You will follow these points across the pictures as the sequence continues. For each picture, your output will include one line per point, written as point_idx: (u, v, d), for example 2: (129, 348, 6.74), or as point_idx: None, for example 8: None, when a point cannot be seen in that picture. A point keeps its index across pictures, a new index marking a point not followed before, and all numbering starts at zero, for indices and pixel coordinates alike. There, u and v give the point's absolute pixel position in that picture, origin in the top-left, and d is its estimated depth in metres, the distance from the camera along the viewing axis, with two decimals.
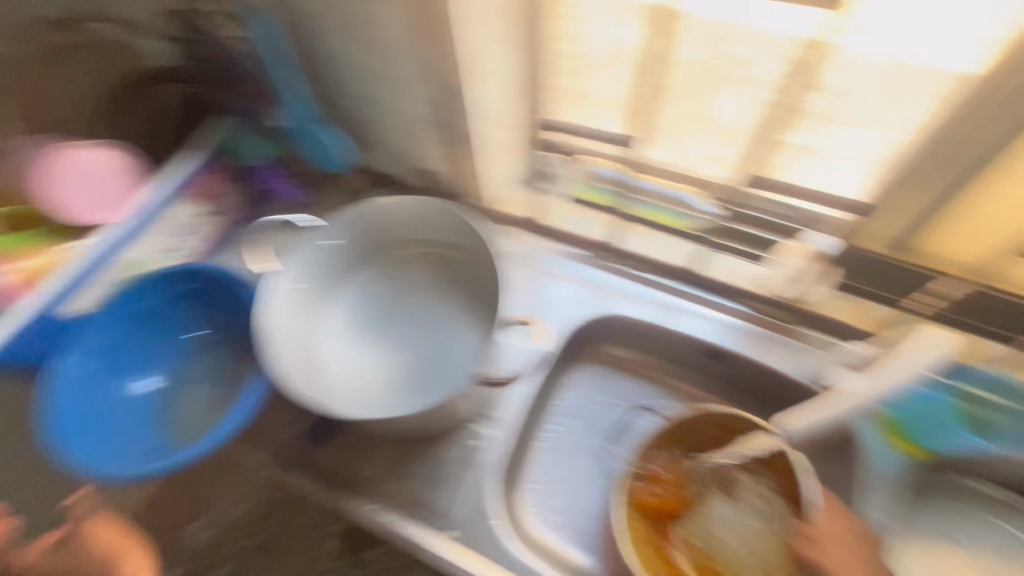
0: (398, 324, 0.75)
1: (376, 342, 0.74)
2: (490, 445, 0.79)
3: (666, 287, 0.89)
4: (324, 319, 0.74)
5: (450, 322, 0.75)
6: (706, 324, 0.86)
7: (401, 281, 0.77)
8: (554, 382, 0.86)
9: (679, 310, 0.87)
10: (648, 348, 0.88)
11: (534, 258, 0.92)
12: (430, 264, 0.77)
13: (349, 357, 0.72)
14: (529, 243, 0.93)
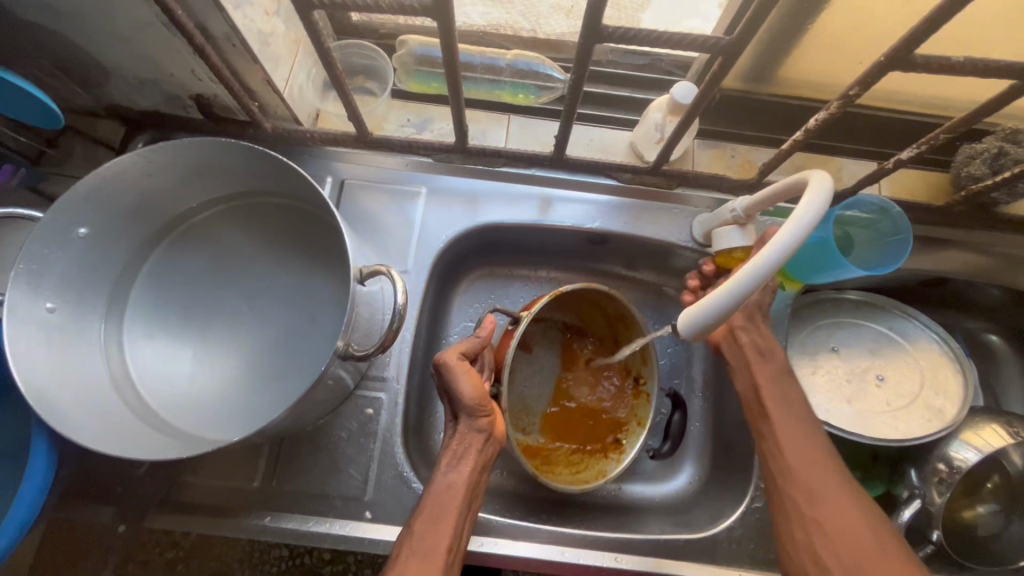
0: (231, 319, 0.70)
1: (220, 324, 0.70)
2: (381, 407, 0.72)
3: (541, 182, 0.81)
4: (144, 328, 0.69)
5: (305, 290, 0.71)
6: (584, 210, 0.80)
7: (217, 243, 0.72)
8: (445, 299, 0.86)
9: (551, 204, 0.81)
10: (529, 246, 0.86)
11: (388, 184, 0.81)
12: (266, 234, 0.72)
13: (189, 360, 0.69)
14: (375, 166, 0.81)
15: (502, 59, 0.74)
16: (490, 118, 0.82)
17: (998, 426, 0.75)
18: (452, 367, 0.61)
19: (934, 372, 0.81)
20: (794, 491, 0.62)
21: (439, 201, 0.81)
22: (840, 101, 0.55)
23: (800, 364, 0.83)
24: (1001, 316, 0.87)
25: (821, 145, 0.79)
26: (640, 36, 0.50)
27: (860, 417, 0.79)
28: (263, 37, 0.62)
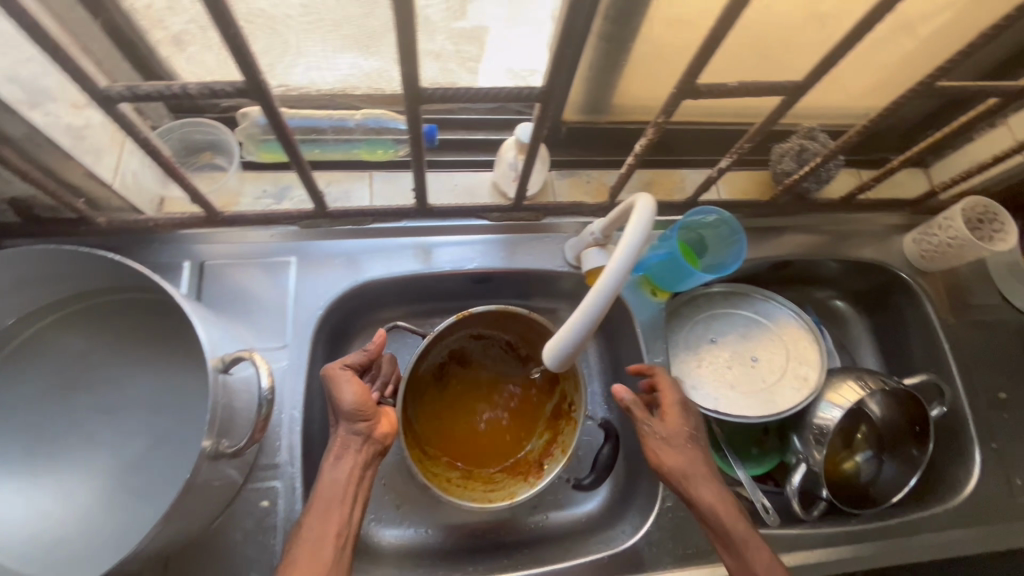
0: (86, 437, 0.63)
1: (73, 446, 0.62)
2: (278, 497, 0.67)
3: (413, 232, 0.82)
4: None
5: (170, 388, 0.66)
6: (459, 253, 0.82)
7: (55, 356, 0.64)
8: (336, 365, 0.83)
9: (425, 252, 0.82)
10: (415, 296, 0.86)
11: (254, 259, 0.77)
12: (117, 336, 0.66)
13: (36, 496, 0.60)
14: (235, 243, 0.77)
15: (351, 119, 0.75)
16: (351, 177, 0.82)
17: (852, 382, 0.85)
18: (332, 374, 0.62)
19: (800, 350, 0.90)
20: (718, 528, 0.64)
21: (310, 268, 0.79)
22: (652, 129, 0.62)
23: (684, 359, 0.91)
24: (840, 283, 1.00)
25: (662, 161, 0.87)
26: (460, 94, 0.53)
27: (736, 399, 0.87)
28: (75, 132, 0.59)
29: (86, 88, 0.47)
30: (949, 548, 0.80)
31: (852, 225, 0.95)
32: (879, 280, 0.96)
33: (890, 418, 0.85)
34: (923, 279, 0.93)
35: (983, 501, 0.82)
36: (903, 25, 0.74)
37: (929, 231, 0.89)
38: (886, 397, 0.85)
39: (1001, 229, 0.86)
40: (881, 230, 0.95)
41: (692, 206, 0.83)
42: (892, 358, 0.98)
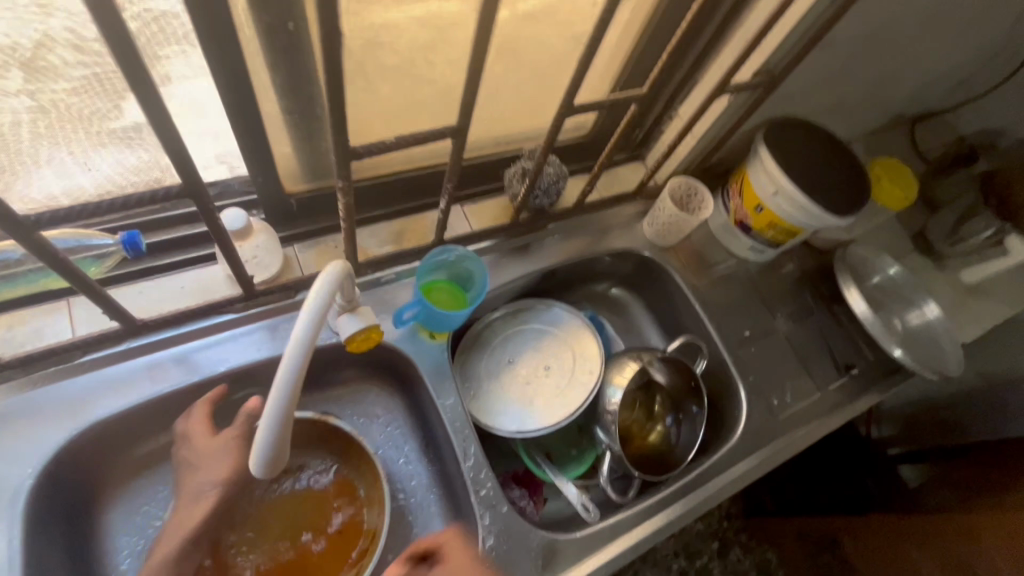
0: None
1: None
2: None
3: (143, 351, 0.72)
4: None
5: None
6: (206, 358, 0.74)
7: None
8: (88, 526, 0.71)
9: (171, 366, 0.73)
10: (172, 417, 0.76)
11: None
12: None
13: None
14: None
15: (16, 250, 0.63)
16: (48, 310, 0.70)
17: (633, 361, 0.93)
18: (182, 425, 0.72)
19: (580, 349, 0.97)
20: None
21: (15, 429, 0.66)
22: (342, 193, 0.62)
23: (486, 388, 0.93)
24: (609, 274, 1.11)
25: (409, 208, 0.89)
26: None
27: (538, 410, 0.91)
28: None
29: None
30: (741, 481, 0.91)
31: (598, 223, 1.06)
32: (635, 263, 1.08)
33: (672, 383, 0.97)
34: (666, 254, 1.07)
35: (754, 429, 0.95)
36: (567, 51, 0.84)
37: (654, 214, 1.02)
38: (660, 364, 0.95)
39: (700, 199, 1.03)
40: (623, 221, 1.07)
41: (438, 245, 0.85)
42: (667, 326, 1.10)
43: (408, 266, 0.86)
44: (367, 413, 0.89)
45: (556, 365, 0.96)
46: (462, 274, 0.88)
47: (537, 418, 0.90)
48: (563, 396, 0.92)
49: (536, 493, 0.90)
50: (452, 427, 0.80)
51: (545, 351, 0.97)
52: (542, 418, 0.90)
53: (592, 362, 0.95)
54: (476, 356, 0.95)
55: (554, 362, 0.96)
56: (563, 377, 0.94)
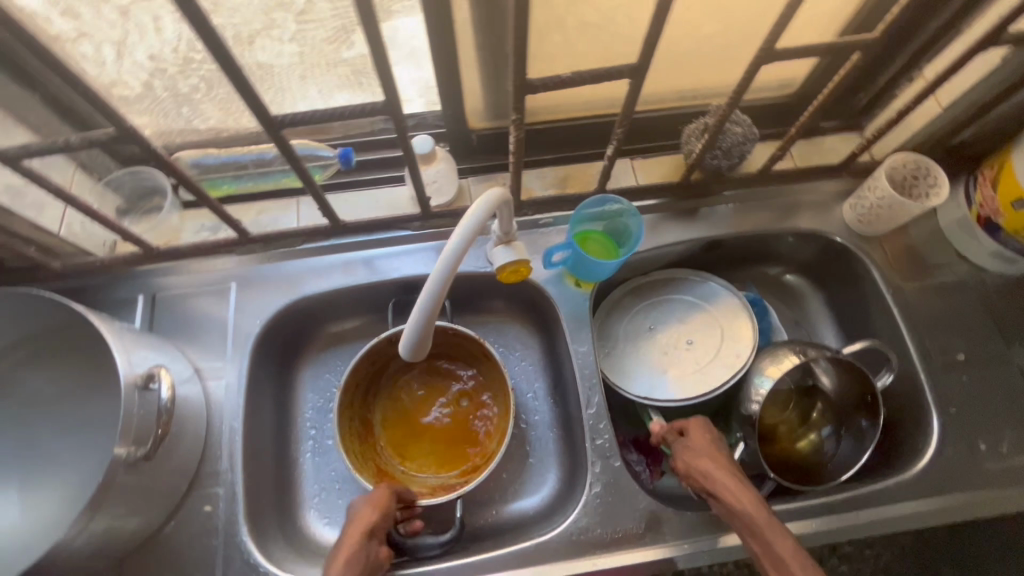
0: (50, 454, 0.71)
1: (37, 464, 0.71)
2: (218, 501, 0.73)
3: (340, 249, 0.87)
4: None
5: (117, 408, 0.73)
6: (384, 264, 0.87)
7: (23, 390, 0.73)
8: (289, 376, 0.90)
9: (359, 265, 0.87)
10: (353, 308, 0.91)
11: (206, 286, 0.85)
12: (68, 361, 0.74)
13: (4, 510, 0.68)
14: (191, 274, 0.85)
15: (269, 153, 0.81)
16: (285, 205, 0.89)
17: (793, 355, 0.83)
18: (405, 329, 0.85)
19: (732, 329, 0.89)
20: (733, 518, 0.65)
21: (253, 290, 0.85)
22: (516, 131, 0.64)
23: (622, 346, 0.91)
24: (787, 257, 0.98)
25: (578, 156, 0.90)
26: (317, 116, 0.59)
27: (673, 381, 0.87)
28: (12, 189, 0.67)
29: None
30: (908, 524, 0.76)
31: (787, 197, 0.93)
32: (824, 249, 0.93)
33: (840, 390, 0.83)
34: (868, 245, 0.90)
35: (943, 471, 0.77)
36: None
37: (861, 196, 0.85)
38: (825, 365, 0.83)
39: (935, 184, 0.82)
40: (818, 199, 0.92)
41: (597, 193, 0.84)
42: (850, 328, 0.94)
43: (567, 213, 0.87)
44: (507, 343, 0.95)
45: (702, 339, 0.90)
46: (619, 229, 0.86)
47: (671, 387, 0.86)
48: (704, 371, 0.86)
49: (655, 463, 0.88)
50: (580, 375, 0.82)
51: (692, 323, 0.92)
52: (676, 389, 0.86)
53: (743, 345, 0.88)
54: (619, 313, 0.94)
55: (700, 336, 0.90)
56: (707, 355, 0.88)
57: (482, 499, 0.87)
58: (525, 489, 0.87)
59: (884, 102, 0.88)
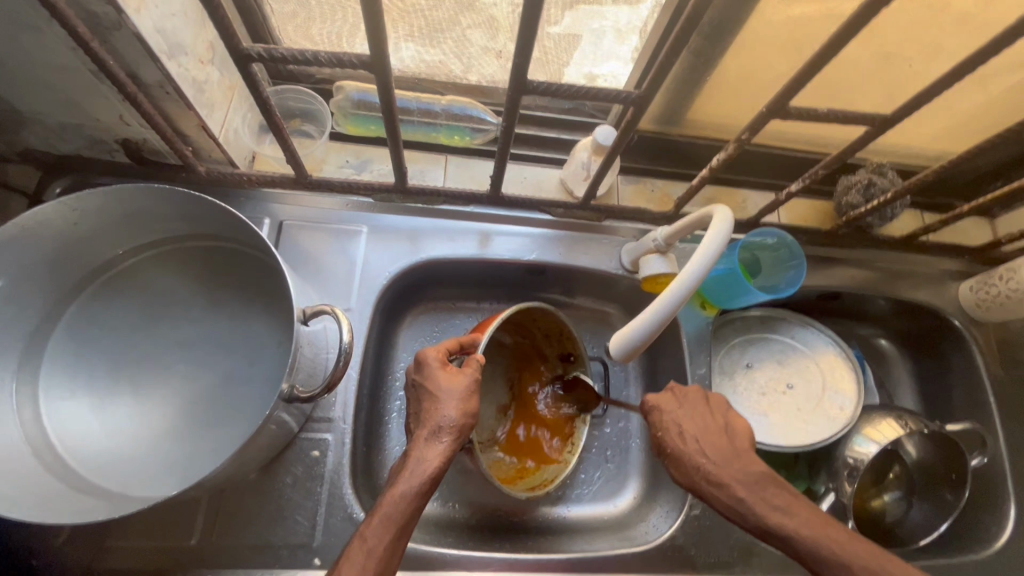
0: (163, 366, 0.68)
1: (147, 375, 0.67)
2: (327, 449, 0.71)
3: (478, 218, 0.85)
4: (60, 382, 0.65)
5: (237, 332, 0.70)
6: (519, 244, 0.85)
7: (147, 292, 0.70)
8: (390, 335, 0.87)
9: (493, 237, 0.85)
10: (467, 280, 0.89)
11: (331, 225, 0.81)
12: (193, 276, 0.71)
13: (112, 415, 0.65)
14: (322, 208, 0.81)
15: (438, 104, 0.80)
16: (429, 159, 0.86)
17: (892, 419, 0.85)
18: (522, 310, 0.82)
19: (832, 383, 0.91)
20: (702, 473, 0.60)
21: (384, 240, 0.82)
22: (734, 145, 0.63)
23: (721, 378, 0.92)
24: (886, 322, 1.00)
25: (729, 178, 0.89)
26: (561, 89, 0.56)
27: (768, 421, 0.89)
28: (198, 84, 0.63)
29: (229, 44, 0.50)
30: None
31: (909, 265, 0.94)
32: (929, 322, 0.95)
33: (925, 461, 0.85)
34: (978, 329, 0.92)
35: (1012, 558, 0.81)
36: (996, 71, 0.74)
37: (988, 281, 0.88)
38: (915, 441, 0.85)
39: None
40: (937, 274, 0.94)
41: (754, 226, 0.84)
42: (934, 402, 0.97)
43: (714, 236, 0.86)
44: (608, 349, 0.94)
45: (800, 387, 0.91)
46: (765, 256, 0.85)
47: (765, 426, 0.88)
48: (799, 420, 0.88)
49: None
50: None
51: (792, 369, 0.93)
52: (770, 429, 0.88)
53: (843, 401, 0.89)
54: (720, 344, 0.95)
55: (800, 383, 0.92)
56: (804, 403, 0.90)
57: (558, 495, 0.85)
58: (605, 494, 0.86)
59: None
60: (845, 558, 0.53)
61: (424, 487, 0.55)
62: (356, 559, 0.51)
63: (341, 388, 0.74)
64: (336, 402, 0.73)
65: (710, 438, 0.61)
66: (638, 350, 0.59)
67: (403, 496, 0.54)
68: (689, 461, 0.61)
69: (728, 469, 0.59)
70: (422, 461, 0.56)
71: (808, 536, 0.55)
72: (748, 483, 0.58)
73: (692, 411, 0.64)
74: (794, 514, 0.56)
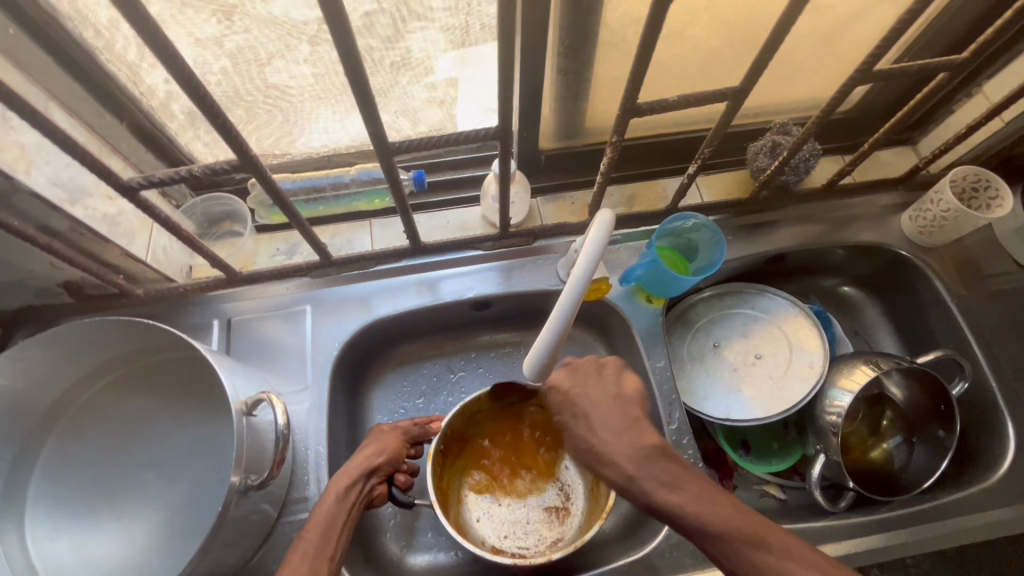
0: (137, 487, 0.71)
1: (125, 498, 0.70)
2: None
3: (412, 269, 0.88)
4: (41, 526, 0.67)
5: (201, 437, 0.73)
6: (457, 284, 0.88)
7: (110, 420, 0.73)
8: (358, 401, 0.89)
9: (432, 285, 0.87)
10: (421, 329, 0.91)
11: (275, 312, 0.84)
12: (152, 393, 0.75)
13: (98, 545, 0.68)
14: (263, 297, 0.85)
15: (347, 175, 0.84)
16: (354, 226, 0.91)
17: (864, 366, 0.83)
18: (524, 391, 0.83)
19: (799, 347, 0.90)
20: (608, 463, 0.57)
21: (328, 312, 0.85)
22: (611, 149, 0.65)
23: (688, 362, 0.92)
24: (843, 269, 0.99)
25: (643, 173, 0.92)
26: (427, 142, 0.60)
27: (743, 400, 0.88)
28: (110, 219, 0.68)
29: (112, 182, 0.55)
30: (994, 530, 0.77)
31: (844, 210, 0.95)
32: (882, 259, 0.95)
33: (912, 400, 0.84)
34: (928, 255, 0.91)
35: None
36: (856, 14, 0.76)
37: (922, 206, 0.88)
38: (894, 390, 0.85)
39: (997, 195, 0.85)
40: (875, 211, 0.95)
41: (673, 212, 0.85)
42: (910, 336, 0.95)
43: (639, 230, 0.88)
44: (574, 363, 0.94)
45: (767, 359, 0.90)
46: (694, 235, 0.86)
47: (738, 403, 0.87)
48: (771, 392, 0.87)
49: (724, 473, 0.88)
50: (659, 389, 0.82)
51: (757, 341, 0.92)
52: (743, 406, 0.87)
53: (813, 359, 0.88)
54: (681, 331, 0.95)
55: (766, 354, 0.91)
56: (773, 373, 0.89)
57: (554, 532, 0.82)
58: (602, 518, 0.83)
59: (938, 118, 0.92)
60: (734, 529, 0.51)
61: (343, 492, 0.63)
62: (301, 549, 0.57)
63: (314, 466, 0.76)
64: (311, 480, 0.75)
65: (602, 413, 0.59)
66: (539, 355, 0.60)
67: (328, 505, 0.62)
68: (598, 454, 0.58)
69: (618, 447, 0.57)
70: (333, 487, 0.63)
71: (693, 513, 0.52)
72: (636, 458, 0.55)
73: (599, 397, 0.60)
74: (682, 490, 0.53)
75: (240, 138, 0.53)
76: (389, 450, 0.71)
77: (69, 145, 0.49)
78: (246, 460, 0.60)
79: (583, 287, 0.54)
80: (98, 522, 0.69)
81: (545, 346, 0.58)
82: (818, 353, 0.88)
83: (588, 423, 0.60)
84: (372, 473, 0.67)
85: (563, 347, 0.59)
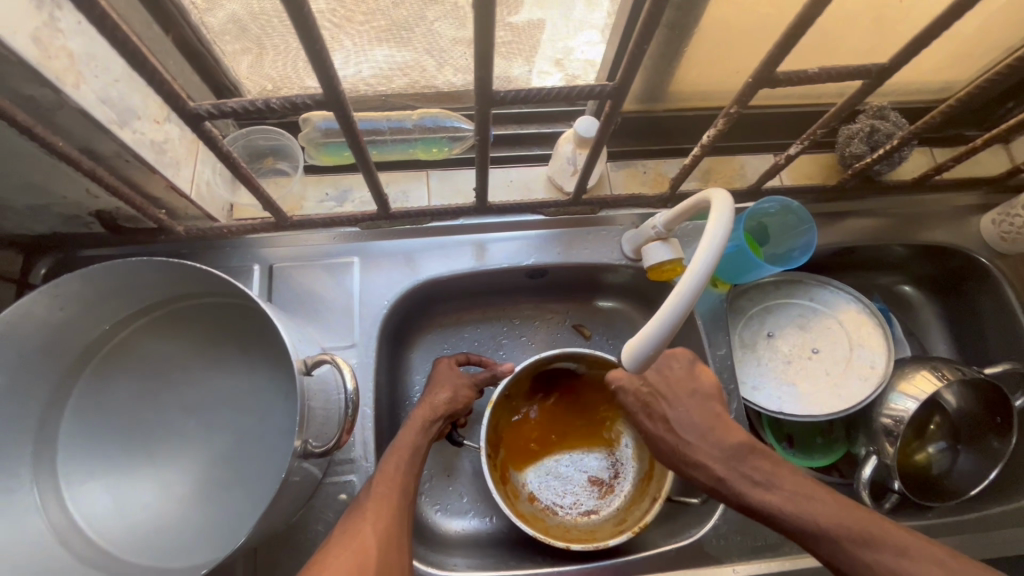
0: (176, 434, 0.67)
1: (165, 445, 0.67)
2: (354, 490, 0.70)
3: (470, 229, 0.82)
4: (74, 467, 0.64)
5: (246, 389, 0.69)
6: (514, 249, 0.82)
7: (147, 362, 0.69)
8: (401, 361, 0.85)
9: (490, 247, 0.82)
10: (472, 292, 0.87)
11: (321, 260, 0.79)
12: (192, 337, 0.70)
13: (136, 492, 0.65)
14: (308, 244, 0.79)
15: (409, 120, 0.77)
16: (409, 177, 0.85)
17: (928, 372, 0.80)
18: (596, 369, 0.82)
19: (859, 343, 0.87)
20: (698, 472, 0.60)
21: (377, 265, 0.80)
22: (725, 118, 0.59)
23: (744, 348, 0.89)
24: (907, 268, 0.96)
25: (723, 146, 0.86)
26: (532, 94, 0.53)
27: (798, 391, 0.85)
28: (158, 146, 0.61)
29: (177, 107, 0.48)
30: None
31: (923, 207, 0.90)
32: (954, 262, 0.91)
33: (966, 410, 0.82)
34: (1005, 262, 0.87)
35: None
36: None
37: (1011, 212, 0.83)
38: (949, 402, 0.82)
39: None
40: (954, 210, 0.90)
41: (754, 193, 0.80)
42: (967, 343, 0.93)
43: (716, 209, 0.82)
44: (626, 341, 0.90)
45: (825, 352, 0.88)
46: (774, 221, 0.81)
47: (790, 393, 0.85)
48: (827, 388, 0.85)
49: None
50: (718, 378, 0.79)
51: (818, 333, 0.89)
52: (796, 397, 0.85)
53: (875, 359, 0.86)
54: (741, 315, 0.91)
55: (827, 348, 0.88)
56: (832, 367, 0.86)
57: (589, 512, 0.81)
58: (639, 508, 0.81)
59: None
60: (837, 527, 0.52)
61: (428, 423, 0.68)
62: (394, 459, 0.64)
63: (360, 428, 0.73)
64: (355, 444, 0.72)
65: (686, 407, 0.63)
66: (640, 349, 0.54)
67: (414, 428, 0.67)
68: (683, 453, 0.61)
69: (703, 447, 0.60)
70: (419, 415, 0.68)
71: (793, 511, 0.53)
72: (725, 459, 0.58)
73: (684, 394, 0.64)
74: (780, 489, 0.55)
75: (332, 71, 0.45)
76: (462, 393, 0.73)
77: (140, 60, 0.42)
78: (303, 423, 0.57)
79: (707, 269, 0.50)
80: (136, 467, 0.65)
81: (653, 336, 0.52)
82: (881, 354, 0.86)
83: (673, 413, 0.63)
84: (450, 415, 0.71)
85: (671, 338, 0.53)
